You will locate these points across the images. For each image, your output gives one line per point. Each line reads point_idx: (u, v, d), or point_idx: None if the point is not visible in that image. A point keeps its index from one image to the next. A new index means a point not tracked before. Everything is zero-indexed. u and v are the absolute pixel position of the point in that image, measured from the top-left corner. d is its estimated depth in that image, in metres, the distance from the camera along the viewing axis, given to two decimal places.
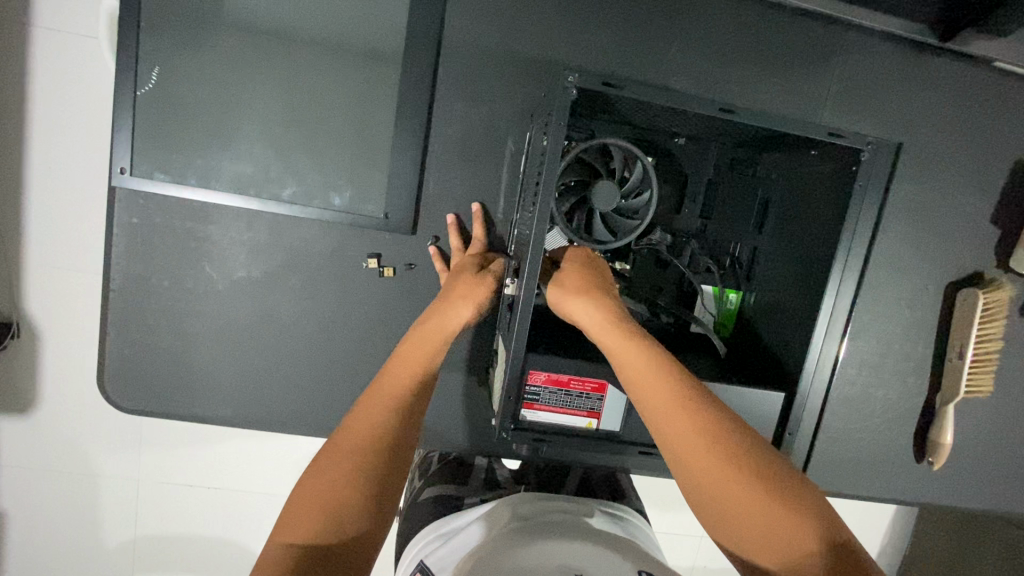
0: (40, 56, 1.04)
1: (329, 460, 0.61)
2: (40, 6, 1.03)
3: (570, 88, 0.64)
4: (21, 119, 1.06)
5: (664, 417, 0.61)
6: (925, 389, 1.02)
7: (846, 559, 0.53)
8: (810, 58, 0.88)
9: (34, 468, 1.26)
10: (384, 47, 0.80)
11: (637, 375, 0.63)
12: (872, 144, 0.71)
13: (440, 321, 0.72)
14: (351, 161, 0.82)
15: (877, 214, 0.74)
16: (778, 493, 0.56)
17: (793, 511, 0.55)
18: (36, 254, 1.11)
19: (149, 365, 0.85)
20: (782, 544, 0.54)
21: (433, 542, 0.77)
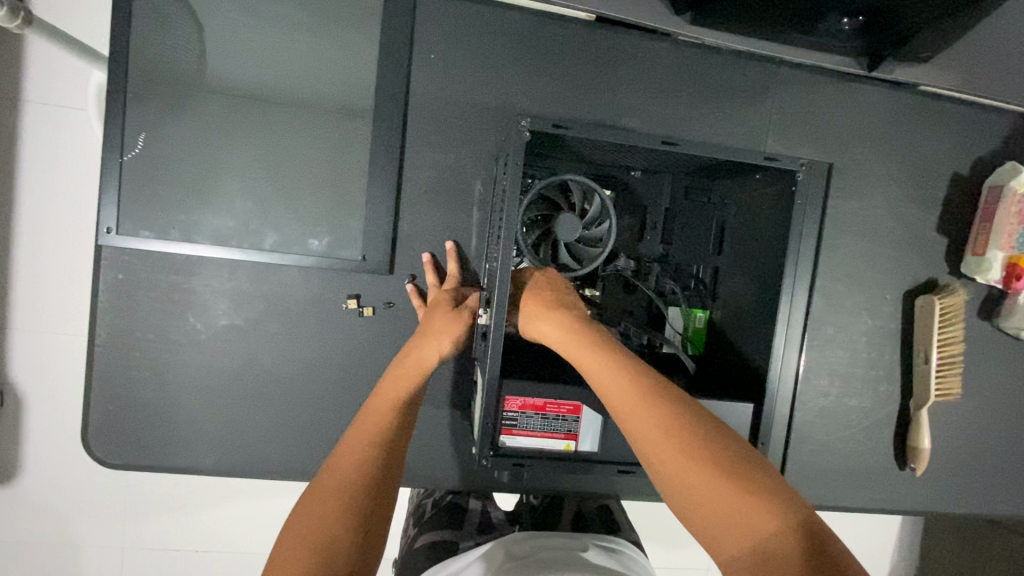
0: (30, 128, 1.10)
1: (316, 499, 0.62)
2: (32, 83, 1.10)
3: (524, 131, 0.70)
4: (10, 188, 1.10)
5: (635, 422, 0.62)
6: (898, 396, 1.05)
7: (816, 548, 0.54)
8: (750, 92, 0.96)
9: (14, 540, 1.23)
10: (355, 104, 0.86)
11: (605, 380, 0.65)
12: (805, 165, 0.78)
13: (418, 357, 0.75)
14: (328, 208, 0.86)
15: (819, 226, 0.80)
16: (747, 488, 0.57)
17: (763, 505, 0.56)
18: (21, 321, 1.13)
19: (133, 420, 0.85)
20: (755, 536, 0.55)
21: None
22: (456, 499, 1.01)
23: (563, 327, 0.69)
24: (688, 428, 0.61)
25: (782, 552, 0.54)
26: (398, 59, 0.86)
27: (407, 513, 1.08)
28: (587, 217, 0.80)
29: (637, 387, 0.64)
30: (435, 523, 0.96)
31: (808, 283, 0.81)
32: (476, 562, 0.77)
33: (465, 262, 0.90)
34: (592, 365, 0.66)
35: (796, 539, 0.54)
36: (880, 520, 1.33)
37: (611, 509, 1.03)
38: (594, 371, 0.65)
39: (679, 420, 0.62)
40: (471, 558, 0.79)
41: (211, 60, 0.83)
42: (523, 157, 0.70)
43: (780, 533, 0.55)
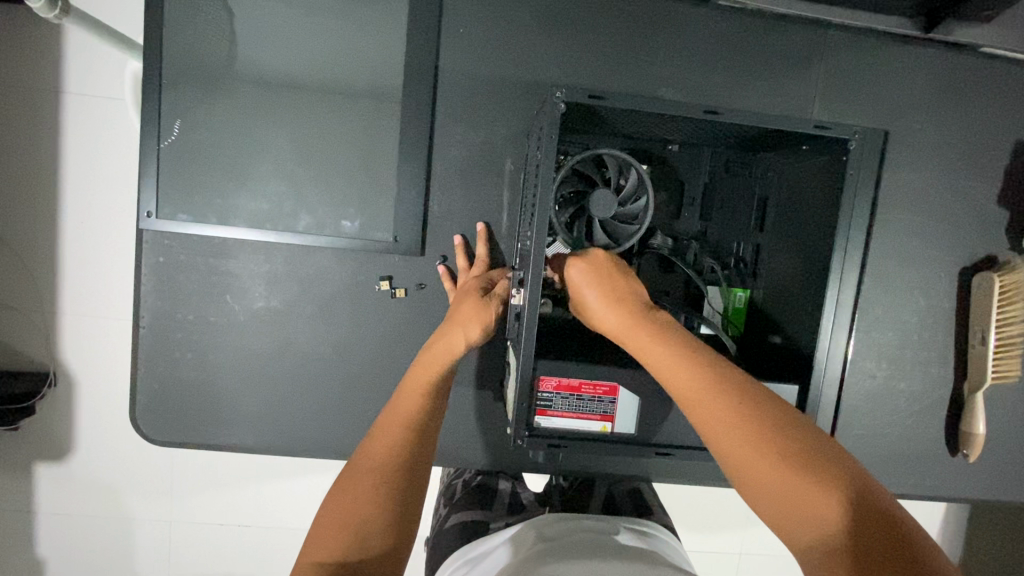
0: (71, 117, 1.13)
1: (351, 482, 0.63)
2: (71, 74, 1.12)
3: (558, 103, 0.68)
4: (57, 176, 1.14)
5: (693, 401, 0.61)
6: (950, 378, 1.00)
7: (886, 529, 0.52)
8: (795, 60, 0.90)
9: (71, 511, 1.31)
10: (384, 82, 0.85)
11: (662, 359, 0.63)
12: (859, 133, 0.73)
13: (448, 344, 0.73)
14: (359, 190, 0.86)
15: (871, 201, 0.75)
16: (813, 466, 0.55)
17: (831, 486, 0.53)
18: (72, 304, 1.19)
19: (176, 399, 0.87)
20: (823, 520, 0.52)
21: (459, 567, 0.77)
22: (486, 479, 1.02)
23: (618, 308, 0.67)
24: (748, 406, 0.59)
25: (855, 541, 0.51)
26: (426, 34, 0.84)
27: (438, 493, 1.09)
28: (622, 192, 0.77)
29: (695, 366, 0.62)
30: (466, 503, 0.96)
31: (858, 265, 0.77)
32: (509, 541, 0.77)
33: (495, 243, 0.89)
34: (649, 345, 0.64)
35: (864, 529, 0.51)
36: (924, 507, 1.29)
37: (643, 492, 1.02)
38: (651, 351, 0.63)
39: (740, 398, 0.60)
40: (503, 538, 0.79)
41: (243, 43, 0.83)
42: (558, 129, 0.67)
43: (850, 516, 0.52)
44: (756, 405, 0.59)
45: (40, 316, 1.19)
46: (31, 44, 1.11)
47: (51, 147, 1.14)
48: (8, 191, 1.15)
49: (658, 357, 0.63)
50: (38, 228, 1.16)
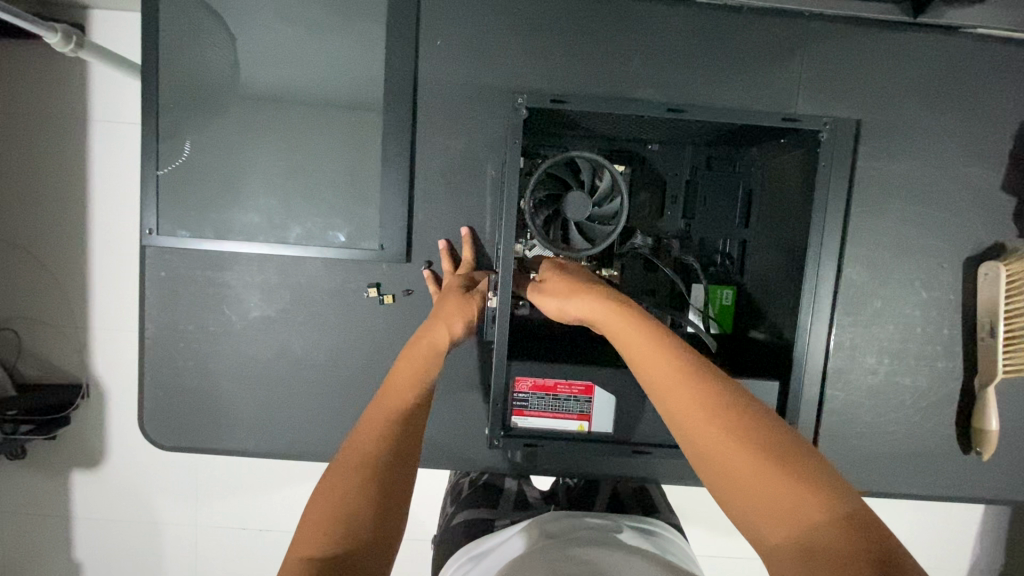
0: (99, 143, 1.23)
1: (336, 475, 0.62)
2: (97, 103, 1.22)
3: (519, 107, 0.72)
4: (86, 198, 1.24)
5: (666, 392, 0.61)
6: (960, 373, 0.97)
7: (859, 532, 0.48)
8: (780, 52, 0.88)
9: (100, 513, 1.38)
10: (366, 97, 0.87)
11: (634, 349, 0.64)
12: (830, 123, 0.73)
13: (430, 339, 0.77)
14: (345, 201, 0.89)
15: (847, 186, 0.76)
16: (781, 461, 0.53)
17: (798, 482, 0.52)
18: (101, 318, 1.28)
19: (180, 405, 0.92)
20: (789, 515, 0.50)
21: (464, 564, 0.78)
22: (493, 479, 1.03)
23: (594, 301, 0.68)
24: (718, 399, 0.58)
25: (823, 540, 0.48)
26: (404, 47, 0.86)
27: (445, 492, 1.10)
28: (597, 193, 0.78)
29: (667, 356, 0.62)
30: (473, 501, 0.98)
31: (836, 252, 0.77)
32: (514, 537, 0.77)
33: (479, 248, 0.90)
34: (623, 336, 0.65)
35: (833, 521, 0.49)
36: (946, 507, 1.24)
37: (649, 491, 1.01)
38: (625, 341, 0.64)
39: (711, 391, 0.59)
40: (507, 535, 0.79)
41: (233, 66, 0.88)
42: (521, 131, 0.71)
43: (819, 516, 0.49)
44: (726, 398, 0.59)
45: (73, 330, 1.29)
46: (63, 79, 1.22)
47: (81, 173, 1.24)
48: (46, 215, 1.25)
49: (632, 348, 0.64)
50: (70, 247, 1.26)
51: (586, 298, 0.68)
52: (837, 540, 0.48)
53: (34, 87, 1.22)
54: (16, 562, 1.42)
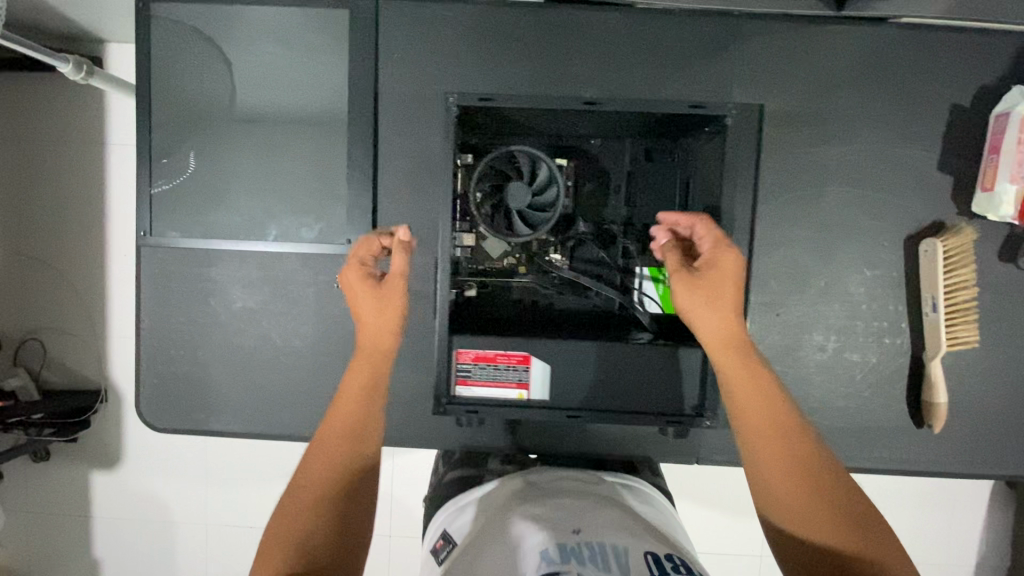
0: (114, 162, 1.37)
1: (299, 497, 0.71)
2: (112, 127, 1.36)
3: (450, 105, 0.93)
4: (103, 212, 1.38)
5: (749, 418, 0.74)
6: (910, 348, 0.99)
7: (879, 554, 0.65)
8: (712, 49, 0.95)
9: (112, 503, 1.48)
10: (334, 106, 0.97)
11: (735, 374, 0.75)
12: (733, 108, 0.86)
13: (368, 346, 0.82)
14: (317, 200, 0.98)
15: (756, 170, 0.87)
16: (831, 495, 0.69)
17: (842, 513, 0.68)
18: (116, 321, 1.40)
19: (173, 390, 1.01)
20: (827, 535, 0.67)
21: (452, 512, 0.84)
22: None
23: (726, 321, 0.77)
24: (789, 435, 0.72)
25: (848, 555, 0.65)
26: (366, 60, 0.95)
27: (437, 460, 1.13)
28: (536, 184, 0.86)
29: (759, 389, 0.75)
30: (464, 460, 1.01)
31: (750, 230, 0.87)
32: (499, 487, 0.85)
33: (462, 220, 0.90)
34: (726, 361, 0.77)
35: (865, 548, 0.65)
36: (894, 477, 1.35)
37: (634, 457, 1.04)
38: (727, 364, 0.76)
39: (786, 426, 0.73)
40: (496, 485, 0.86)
41: (216, 83, 0.98)
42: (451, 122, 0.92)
43: (852, 540, 0.66)
44: (798, 436, 0.72)
45: (92, 332, 1.42)
46: (82, 106, 1.36)
47: (99, 190, 1.37)
48: (67, 227, 1.39)
49: (731, 373, 0.76)
50: (88, 257, 1.39)
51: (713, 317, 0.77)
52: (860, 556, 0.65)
53: (56, 115, 1.37)
54: (35, 552, 1.52)
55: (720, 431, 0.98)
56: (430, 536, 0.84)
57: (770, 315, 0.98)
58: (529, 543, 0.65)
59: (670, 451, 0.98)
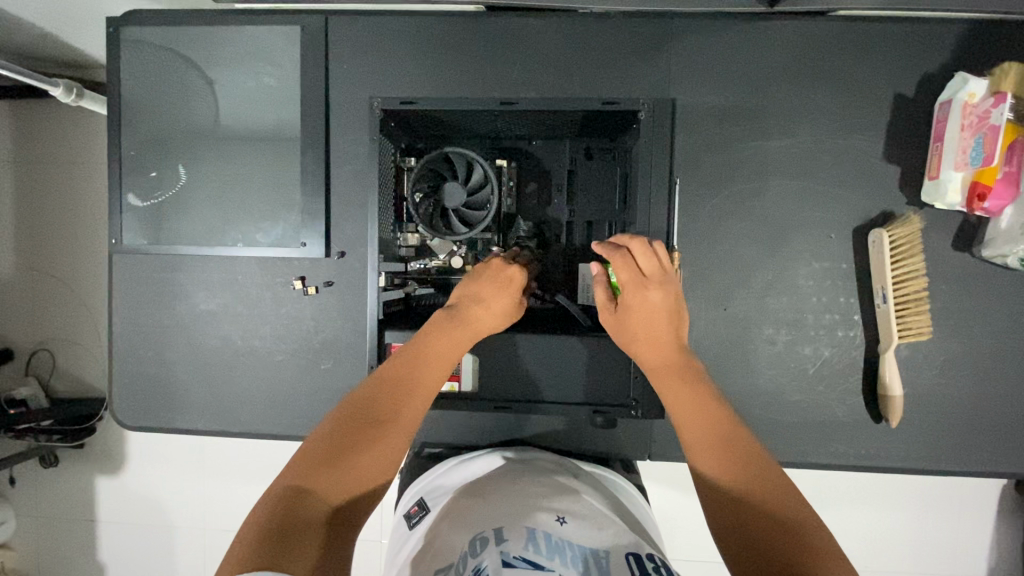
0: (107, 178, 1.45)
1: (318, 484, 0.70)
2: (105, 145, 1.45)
3: (374, 108, 0.94)
4: (98, 225, 1.46)
5: (689, 429, 0.80)
6: (862, 340, 0.98)
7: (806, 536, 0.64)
8: (649, 47, 0.96)
9: (105, 504, 1.55)
10: (288, 117, 1.02)
11: (670, 392, 0.83)
12: (643, 104, 0.90)
13: (433, 371, 0.84)
14: (273, 206, 1.03)
15: (670, 164, 0.90)
16: (762, 487, 0.71)
17: (773, 504, 0.68)
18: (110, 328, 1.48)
19: (142, 389, 1.06)
20: (758, 524, 0.67)
21: (432, 476, 0.95)
22: None
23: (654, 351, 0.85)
24: (722, 438, 0.77)
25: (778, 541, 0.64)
26: (316, 71, 0.99)
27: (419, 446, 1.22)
28: (471, 184, 0.91)
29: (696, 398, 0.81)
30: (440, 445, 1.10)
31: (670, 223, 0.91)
32: (484, 467, 0.93)
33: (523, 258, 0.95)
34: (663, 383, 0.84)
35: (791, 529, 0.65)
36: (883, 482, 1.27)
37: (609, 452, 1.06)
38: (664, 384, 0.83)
39: (720, 430, 0.78)
40: (478, 454, 0.97)
41: (180, 100, 1.04)
42: (377, 128, 0.94)
43: (782, 527, 0.65)
44: (731, 436, 0.77)
45: (87, 339, 1.49)
46: (77, 128, 1.45)
47: (93, 205, 1.46)
48: (64, 240, 1.48)
49: (671, 392, 0.83)
50: (83, 268, 1.48)
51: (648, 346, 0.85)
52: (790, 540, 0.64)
53: (53, 137, 1.46)
54: (35, 553, 1.59)
55: (669, 426, 0.99)
56: (407, 498, 0.95)
57: (717, 309, 0.99)
58: (515, 527, 0.72)
59: (618, 445, 1.01)
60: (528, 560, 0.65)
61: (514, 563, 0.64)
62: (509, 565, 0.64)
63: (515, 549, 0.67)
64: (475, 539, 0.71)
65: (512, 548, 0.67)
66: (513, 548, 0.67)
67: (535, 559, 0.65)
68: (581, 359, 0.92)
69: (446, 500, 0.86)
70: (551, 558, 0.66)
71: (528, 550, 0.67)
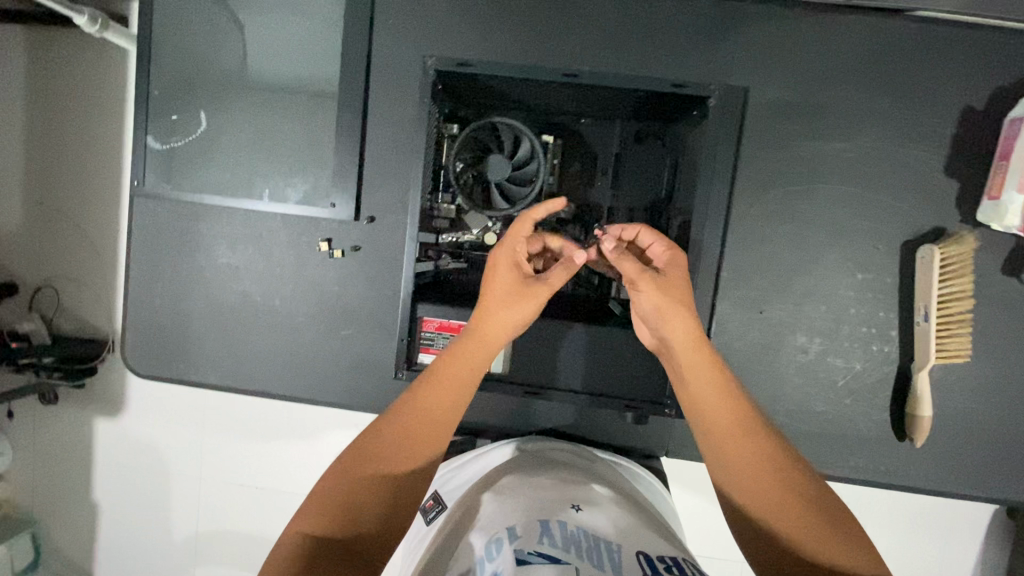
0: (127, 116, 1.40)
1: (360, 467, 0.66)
2: (128, 82, 1.39)
3: (427, 70, 0.91)
4: (115, 165, 1.42)
5: (716, 427, 0.72)
6: (896, 357, 0.96)
7: (836, 533, 0.65)
8: (715, 31, 0.91)
9: (105, 447, 1.54)
10: (327, 70, 0.97)
11: (697, 383, 0.74)
12: (715, 91, 0.89)
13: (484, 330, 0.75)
14: (304, 163, 0.99)
15: (733, 155, 0.89)
16: (795, 488, 0.68)
17: (807, 508, 0.66)
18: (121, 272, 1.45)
19: (156, 338, 1.04)
20: (795, 530, 0.66)
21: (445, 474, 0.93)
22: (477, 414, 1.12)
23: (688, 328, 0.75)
24: (754, 431, 0.71)
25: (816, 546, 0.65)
26: (360, 22, 0.94)
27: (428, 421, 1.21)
28: (516, 158, 0.89)
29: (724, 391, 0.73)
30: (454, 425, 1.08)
31: (717, 224, 0.89)
32: (498, 460, 0.91)
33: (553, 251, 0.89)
34: (688, 372, 0.75)
35: (827, 532, 0.65)
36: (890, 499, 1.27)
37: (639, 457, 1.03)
38: (691, 374, 0.74)
39: (748, 424, 0.72)
40: (489, 447, 0.95)
41: (215, 40, 0.99)
42: (428, 91, 0.91)
43: (817, 532, 0.65)
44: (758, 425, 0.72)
45: (97, 280, 1.46)
46: (98, 61, 1.39)
47: (110, 143, 1.41)
48: (77, 177, 1.43)
49: (691, 380, 0.74)
50: (96, 208, 1.43)
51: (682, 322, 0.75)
52: (826, 543, 0.65)
53: (72, 68, 1.40)
54: (32, 488, 1.59)
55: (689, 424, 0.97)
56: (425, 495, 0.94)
57: (753, 312, 0.96)
58: (529, 521, 0.67)
59: (635, 438, 1.00)
60: (544, 556, 0.60)
61: (530, 558, 0.59)
62: (525, 562, 0.59)
63: (530, 544, 0.62)
64: (489, 538, 0.65)
65: (527, 544, 0.62)
66: (528, 543, 0.62)
67: (551, 553, 0.60)
68: (613, 349, 0.92)
69: (461, 495, 0.83)
70: (568, 552, 0.61)
71: (544, 544, 0.62)
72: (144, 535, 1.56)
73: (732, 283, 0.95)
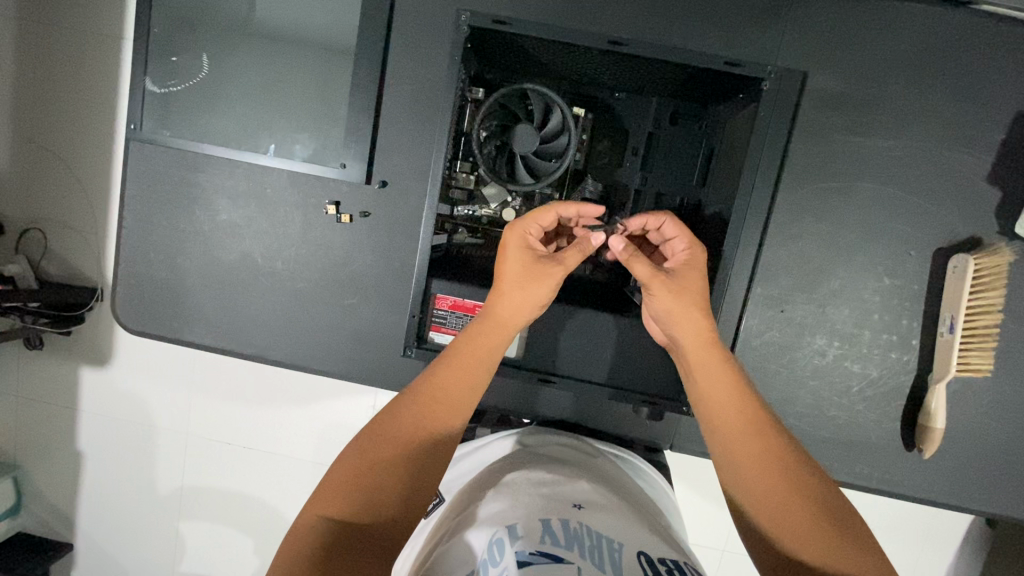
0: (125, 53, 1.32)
1: (376, 449, 0.64)
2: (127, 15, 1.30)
3: (462, 24, 0.84)
4: (111, 104, 1.34)
5: (725, 427, 0.69)
6: (915, 367, 0.93)
7: (850, 540, 0.62)
8: (765, 8, 0.85)
9: (92, 398, 1.50)
10: (347, 19, 0.90)
11: (710, 381, 0.71)
12: (772, 73, 0.85)
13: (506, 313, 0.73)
14: (315, 120, 0.93)
15: (784, 147, 0.87)
16: (807, 492, 0.65)
17: (821, 514, 0.63)
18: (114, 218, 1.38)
19: (148, 293, 0.99)
20: (806, 536, 0.62)
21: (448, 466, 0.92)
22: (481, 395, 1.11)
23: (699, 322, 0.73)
24: (766, 432, 0.68)
25: (827, 552, 0.61)
26: None
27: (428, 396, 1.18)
28: (545, 130, 0.85)
29: (738, 391, 0.71)
30: None
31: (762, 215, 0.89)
32: (499, 454, 0.89)
33: (571, 235, 0.86)
34: (703, 368, 0.72)
35: (840, 539, 0.61)
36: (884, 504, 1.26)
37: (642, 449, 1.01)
38: (705, 370, 0.71)
39: (761, 423, 0.69)
40: (491, 439, 0.94)
41: None
42: (460, 49, 0.85)
43: (830, 538, 0.62)
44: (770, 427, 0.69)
45: (88, 226, 1.40)
46: None
47: (106, 80, 1.33)
48: (69, 115, 1.35)
49: (703, 376, 0.72)
50: (88, 149, 1.36)
51: (691, 318, 0.73)
52: (837, 550, 0.61)
53: None
54: (15, 435, 1.55)
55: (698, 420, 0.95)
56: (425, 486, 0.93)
57: (774, 310, 0.93)
58: (529, 520, 0.64)
59: (641, 431, 0.97)
60: (547, 555, 0.58)
61: (532, 561, 0.57)
62: (527, 565, 0.56)
63: (530, 545, 0.59)
64: (488, 538, 0.62)
65: (527, 544, 0.59)
66: (528, 543, 0.59)
67: (553, 551, 0.58)
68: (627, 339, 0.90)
69: (461, 489, 0.81)
70: (570, 549, 0.59)
71: (545, 542, 0.60)
72: (129, 489, 1.54)
73: (756, 279, 0.92)
